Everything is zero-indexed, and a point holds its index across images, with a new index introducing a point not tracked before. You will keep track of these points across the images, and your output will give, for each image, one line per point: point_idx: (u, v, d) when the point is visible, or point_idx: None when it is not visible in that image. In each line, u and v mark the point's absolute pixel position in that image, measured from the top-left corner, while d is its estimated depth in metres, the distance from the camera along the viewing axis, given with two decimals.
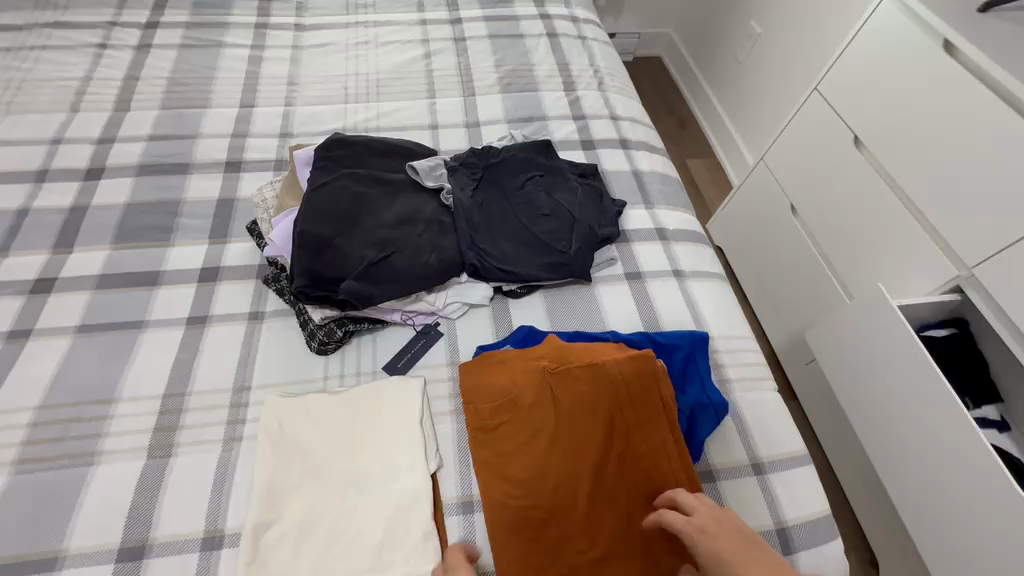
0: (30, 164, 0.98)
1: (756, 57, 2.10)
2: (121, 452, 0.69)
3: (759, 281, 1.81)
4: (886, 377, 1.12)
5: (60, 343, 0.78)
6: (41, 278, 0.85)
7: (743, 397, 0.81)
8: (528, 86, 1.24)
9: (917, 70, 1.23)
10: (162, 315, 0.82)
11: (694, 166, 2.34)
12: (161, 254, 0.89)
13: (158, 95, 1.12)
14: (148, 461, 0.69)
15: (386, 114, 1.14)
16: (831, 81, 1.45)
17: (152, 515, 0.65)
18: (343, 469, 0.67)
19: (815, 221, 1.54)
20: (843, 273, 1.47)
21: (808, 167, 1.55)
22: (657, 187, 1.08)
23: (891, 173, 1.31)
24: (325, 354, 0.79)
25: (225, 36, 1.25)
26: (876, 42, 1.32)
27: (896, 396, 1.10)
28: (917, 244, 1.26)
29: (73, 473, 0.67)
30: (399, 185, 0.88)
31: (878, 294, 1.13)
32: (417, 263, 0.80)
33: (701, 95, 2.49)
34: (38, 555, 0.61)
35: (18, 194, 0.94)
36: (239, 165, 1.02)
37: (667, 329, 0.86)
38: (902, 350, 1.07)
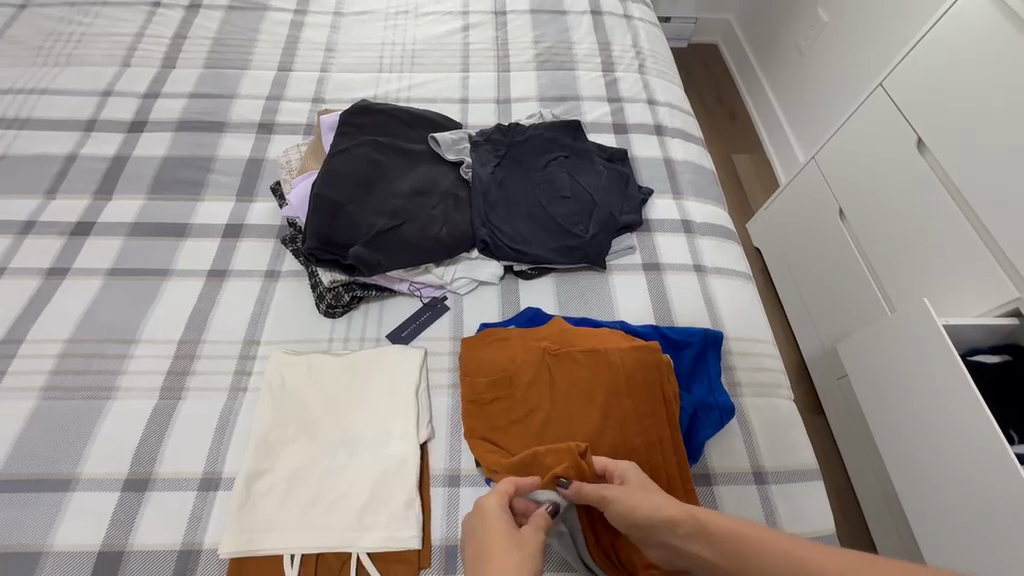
0: (81, 114, 1.04)
1: (819, 49, 1.96)
2: (136, 390, 0.73)
3: (796, 288, 1.72)
4: (920, 399, 1.04)
5: (92, 283, 0.83)
6: (81, 222, 0.90)
7: (753, 402, 0.78)
8: (565, 64, 1.20)
9: (1000, 69, 1.11)
10: (186, 266, 0.85)
11: (740, 163, 2.23)
12: (190, 207, 0.92)
13: (202, 55, 1.15)
14: (159, 402, 0.72)
15: (418, 85, 1.14)
16: (898, 77, 1.34)
17: (158, 452, 0.68)
18: (335, 429, 0.69)
19: (863, 229, 1.44)
20: (887, 287, 1.37)
21: (861, 170, 1.45)
22: (689, 177, 1.03)
23: (953, 181, 1.20)
24: (333, 316, 0.80)
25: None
26: (956, 36, 1.20)
27: (935, 411, 1.01)
28: (976, 260, 1.15)
29: (92, 405, 0.72)
30: (418, 156, 0.88)
31: (920, 311, 1.05)
32: (427, 235, 0.79)
33: (756, 88, 2.36)
34: (54, 476, 0.66)
35: (69, 142, 1.00)
36: (271, 127, 1.04)
37: (680, 324, 0.83)
38: (941, 373, 0.99)
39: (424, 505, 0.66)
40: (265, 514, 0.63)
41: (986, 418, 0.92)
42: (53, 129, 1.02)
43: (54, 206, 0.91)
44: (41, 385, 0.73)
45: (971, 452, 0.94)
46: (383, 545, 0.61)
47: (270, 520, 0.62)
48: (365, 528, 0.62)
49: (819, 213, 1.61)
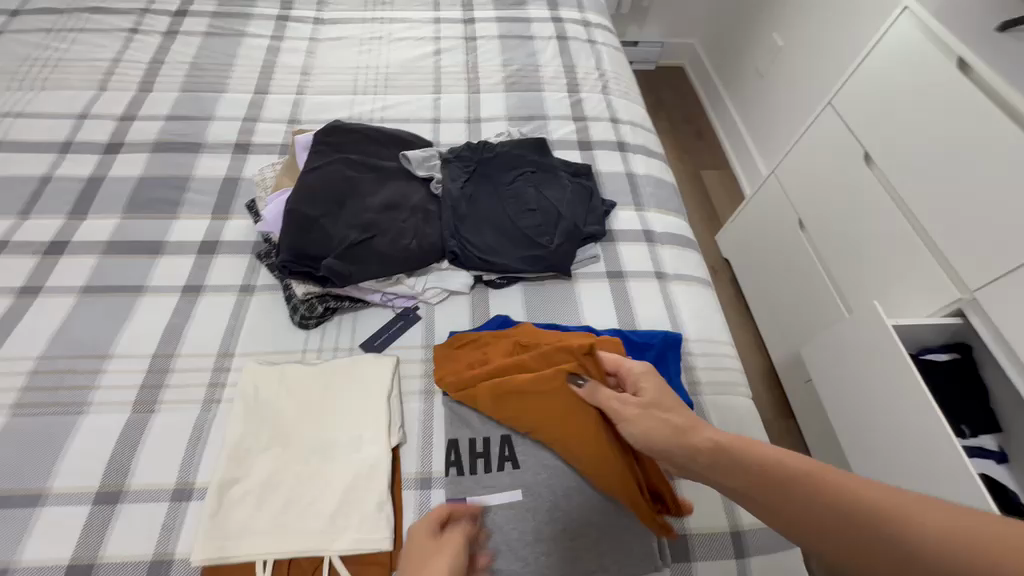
0: (57, 136, 1.06)
1: (777, 71, 2.08)
2: (108, 404, 0.74)
3: (763, 296, 1.79)
4: (875, 396, 1.10)
5: (65, 301, 0.84)
6: (55, 241, 0.91)
7: (712, 399, 0.82)
8: (532, 86, 1.26)
9: (931, 88, 1.21)
10: (160, 282, 0.87)
11: (707, 179, 2.32)
12: (166, 225, 0.94)
13: (179, 78, 1.18)
14: (131, 415, 0.73)
15: (392, 106, 1.18)
16: (844, 97, 1.44)
17: (130, 464, 0.69)
18: (308, 436, 0.70)
19: (820, 238, 1.52)
20: (845, 291, 1.45)
21: (817, 183, 1.54)
22: (650, 190, 1.09)
23: (898, 192, 1.28)
24: (307, 328, 0.82)
25: (248, 26, 1.31)
26: (892, 59, 1.30)
27: (888, 407, 1.07)
28: (921, 264, 1.23)
29: (63, 420, 0.72)
30: (390, 172, 0.92)
31: (870, 312, 1.11)
32: (398, 247, 0.83)
33: (720, 107, 2.48)
34: (23, 492, 0.66)
35: (44, 163, 1.01)
36: (247, 147, 1.08)
37: (642, 328, 0.87)
38: (891, 370, 1.05)
39: (396, 508, 0.67)
40: (237, 521, 0.64)
41: (933, 411, 0.98)
42: (28, 152, 1.03)
43: (28, 226, 0.92)
44: (11, 402, 0.73)
45: (924, 445, 0.99)
46: (355, 548, 0.63)
47: (243, 527, 0.63)
48: (337, 531, 0.64)
49: (781, 224, 1.69)
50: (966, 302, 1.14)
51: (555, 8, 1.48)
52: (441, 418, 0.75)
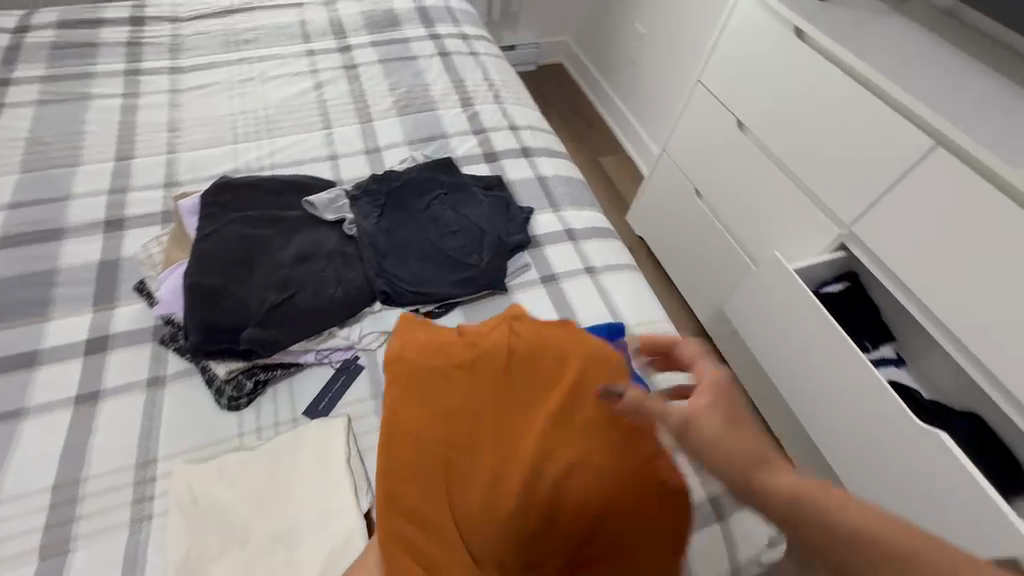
0: None
1: (644, 57, 2.23)
2: (6, 560, 0.62)
3: (679, 265, 1.92)
4: (795, 337, 1.21)
5: None
6: None
7: (666, 377, 0.85)
8: (425, 106, 1.24)
9: (778, 56, 1.36)
10: (44, 398, 0.74)
11: (607, 165, 2.44)
12: (36, 331, 0.81)
13: (17, 158, 1.02)
14: (41, 565, 0.62)
15: (281, 149, 1.11)
16: (711, 73, 1.58)
17: None
18: (266, 528, 0.64)
19: (718, 203, 1.66)
20: (749, 247, 1.59)
21: (703, 154, 1.67)
22: (563, 189, 1.12)
23: (772, 151, 1.43)
24: (238, 409, 0.74)
25: (92, 87, 1.16)
26: (742, 35, 1.45)
27: (806, 343, 1.19)
28: (804, 210, 1.38)
29: None
30: (296, 222, 0.86)
31: (775, 263, 1.22)
32: (322, 299, 0.77)
33: (604, 96, 2.61)
34: None
35: None
36: (121, 222, 0.95)
37: (586, 324, 0.89)
38: (803, 311, 1.17)
39: None
40: None
41: (844, 339, 1.10)
42: None
43: None
44: None
45: (844, 371, 1.11)
46: None
47: None
48: None
49: (681, 196, 1.82)
50: (846, 237, 1.30)
51: (430, 25, 1.48)
52: None
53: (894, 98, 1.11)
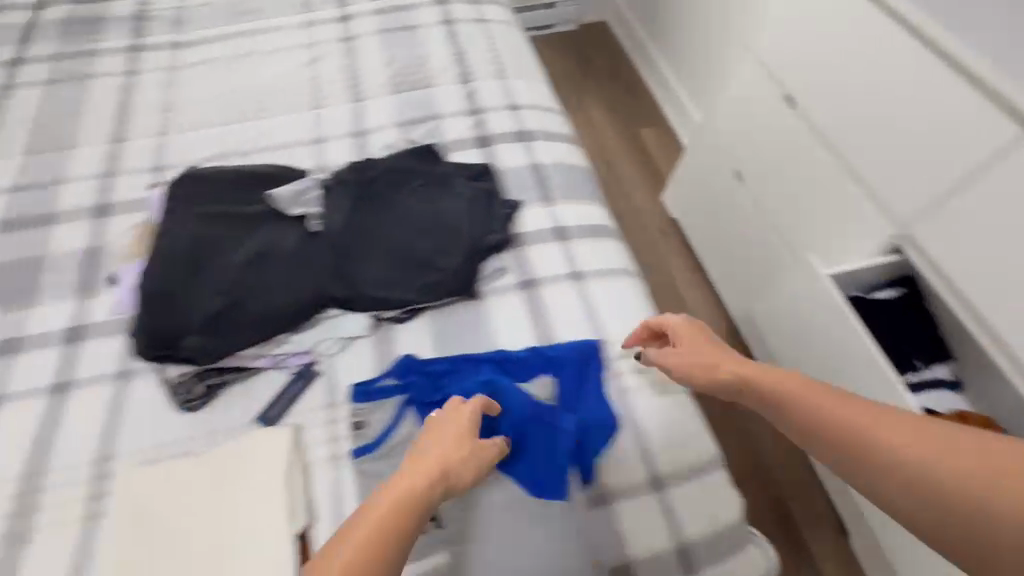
0: None
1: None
2: None
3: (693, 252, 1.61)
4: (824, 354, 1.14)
5: None
6: None
7: (645, 408, 0.75)
8: (421, 83, 1.14)
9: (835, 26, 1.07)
10: (38, 337, 0.82)
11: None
12: (35, 280, 0.88)
13: (22, 141, 1.05)
14: (19, 504, 0.68)
15: (270, 132, 1.07)
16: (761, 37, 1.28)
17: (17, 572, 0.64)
18: (204, 546, 0.65)
19: (760, 186, 1.35)
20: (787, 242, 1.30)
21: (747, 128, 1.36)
22: (559, 180, 1.01)
23: (823, 136, 1.16)
24: (195, 410, 0.74)
25: (102, 42, 1.21)
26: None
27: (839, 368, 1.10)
28: (858, 208, 1.12)
29: None
30: (256, 218, 0.80)
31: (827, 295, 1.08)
32: (273, 306, 0.73)
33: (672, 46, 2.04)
34: None
35: None
36: (116, 176, 1.00)
37: (559, 338, 0.80)
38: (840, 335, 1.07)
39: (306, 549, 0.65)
40: None
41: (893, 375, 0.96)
42: None
43: None
44: None
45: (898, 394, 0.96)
46: None
47: None
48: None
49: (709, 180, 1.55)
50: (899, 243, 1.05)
51: None
52: (350, 491, 0.69)
53: (975, 72, 0.86)
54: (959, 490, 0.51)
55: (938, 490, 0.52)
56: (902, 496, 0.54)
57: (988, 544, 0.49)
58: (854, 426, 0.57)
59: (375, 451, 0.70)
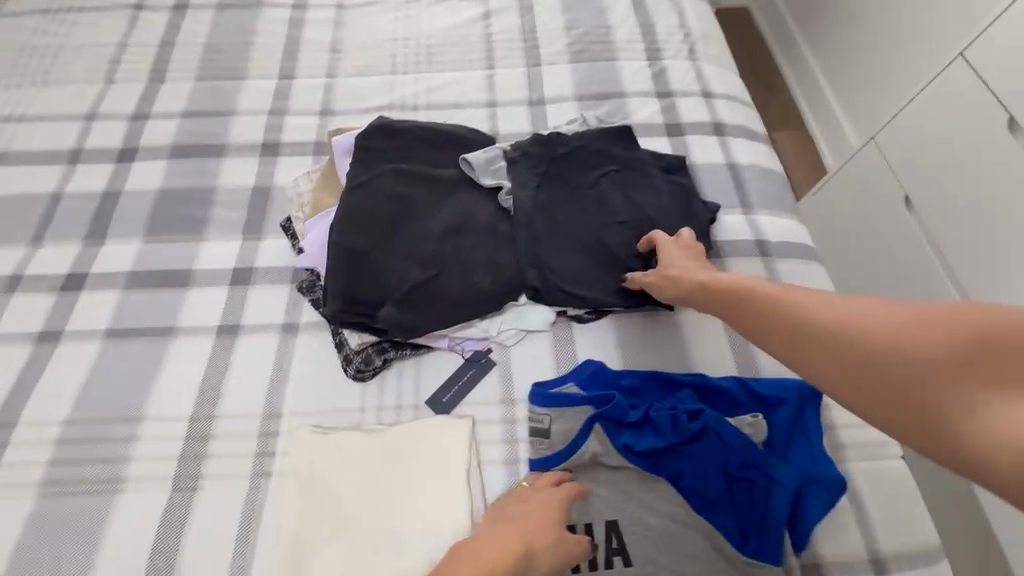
0: (79, 108, 0.97)
1: None
2: (158, 435, 0.66)
3: None
4: None
5: (111, 298, 0.77)
6: (99, 233, 0.84)
7: (863, 470, 0.64)
8: (603, 54, 1.03)
9: None
10: (206, 274, 0.79)
11: (825, 109, 1.65)
12: (204, 211, 0.85)
13: (193, 65, 1.02)
14: (184, 448, 0.66)
15: (439, 88, 0.99)
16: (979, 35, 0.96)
17: (184, 519, 0.62)
18: (377, 532, 0.60)
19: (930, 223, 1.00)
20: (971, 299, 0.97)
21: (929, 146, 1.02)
22: (758, 186, 0.89)
23: None
24: (363, 380, 0.69)
25: None
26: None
27: None
28: None
29: (121, 428, 0.67)
30: (449, 184, 0.74)
31: None
32: (466, 285, 0.68)
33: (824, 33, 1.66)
34: (124, 492, 0.63)
35: (71, 135, 0.94)
36: (284, 115, 0.95)
37: (764, 371, 0.70)
38: None
39: None
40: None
41: None
42: (46, 136, 0.94)
43: (65, 209, 0.86)
44: (65, 417, 0.68)
45: None
46: None
47: None
48: None
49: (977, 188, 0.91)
50: None
51: None
52: None
53: None
54: (884, 345, 0.44)
55: (899, 371, 0.43)
56: (850, 379, 0.46)
57: (930, 438, 0.41)
58: (798, 313, 0.50)
59: (555, 463, 0.63)
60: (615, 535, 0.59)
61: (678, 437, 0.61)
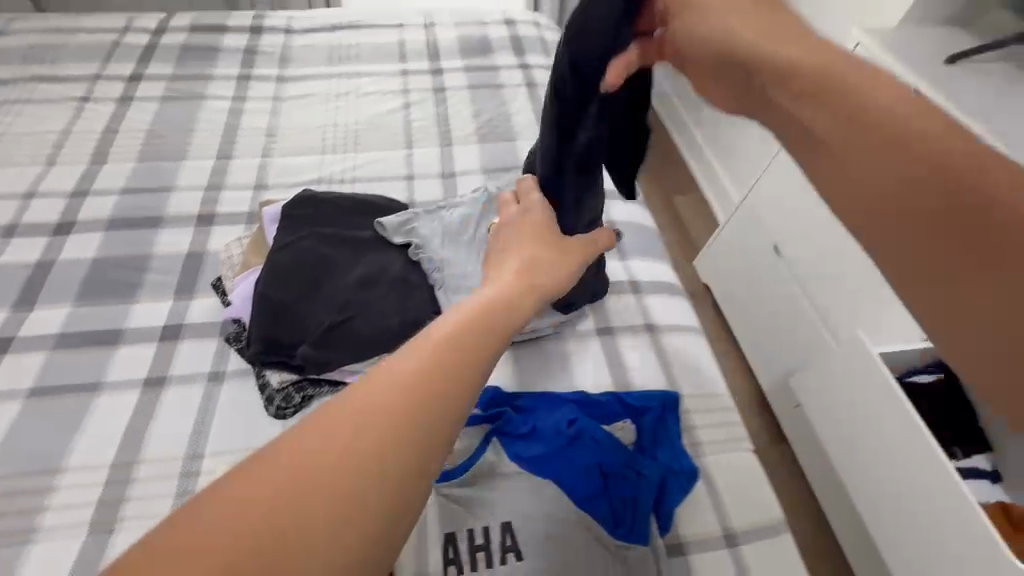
0: (17, 187, 1.04)
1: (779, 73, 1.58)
2: (78, 484, 0.70)
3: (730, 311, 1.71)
4: (868, 438, 1.16)
5: (36, 359, 0.81)
6: (29, 300, 0.89)
7: (716, 462, 0.78)
8: (505, 136, 1.24)
9: None
10: (136, 331, 0.85)
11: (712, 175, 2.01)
12: (138, 275, 0.92)
13: (135, 148, 1.13)
14: (103, 495, 0.69)
15: (364, 165, 1.15)
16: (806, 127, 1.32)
17: (98, 563, 0.64)
18: None
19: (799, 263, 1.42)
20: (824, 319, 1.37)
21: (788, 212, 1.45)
22: (633, 238, 1.07)
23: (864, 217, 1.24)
24: (283, 419, 0.75)
25: (214, 68, 1.32)
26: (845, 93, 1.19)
27: (880, 452, 1.13)
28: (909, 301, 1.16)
29: (38, 480, 0.70)
30: (366, 244, 0.86)
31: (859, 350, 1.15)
32: (378, 326, 0.77)
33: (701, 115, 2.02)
34: (37, 542, 0.65)
35: (7, 212, 1.00)
36: (219, 189, 1.06)
37: (636, 387, 0.84)
38: (887, 417, 1.10)
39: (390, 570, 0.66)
40: None
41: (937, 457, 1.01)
42: None
43: None
44: None
45: (939, 473, 0.99)
46: None
47: None
48: None
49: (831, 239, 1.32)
50: None
51: (523, 54, 1.47)
52: (434, 513, 0.70)
53: None
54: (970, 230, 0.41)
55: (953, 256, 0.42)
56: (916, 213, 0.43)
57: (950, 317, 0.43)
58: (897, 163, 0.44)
59: (456, 476, 0.72)
60: (509, 535, 0.67)
61: (561, 442, 0.73)
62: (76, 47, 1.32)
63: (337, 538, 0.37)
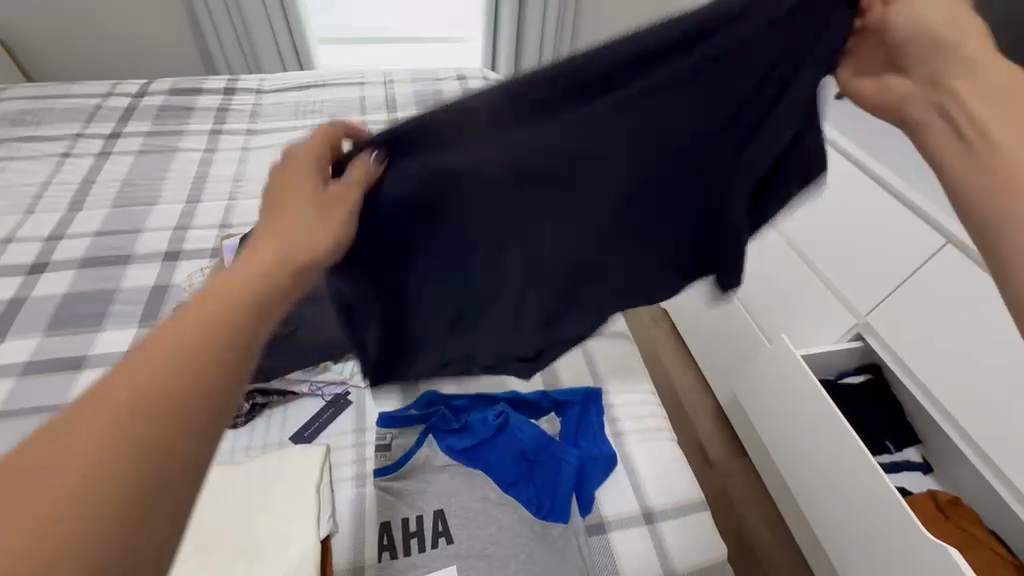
0: None
1: None
2: None
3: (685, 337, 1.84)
4: (801, 435, 1.23)
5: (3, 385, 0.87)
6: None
7: (638, 448, 0.85)
8: None
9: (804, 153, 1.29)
10: (100, 357, 0.92)
11: None
12: (105, 307, 1.00)
13: (109, 196, 1.23)
14: None
15: None
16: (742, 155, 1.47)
17: None
18: (230, 547, 0.67)
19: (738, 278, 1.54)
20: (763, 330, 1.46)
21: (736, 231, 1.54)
22: None
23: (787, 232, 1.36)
24: (234, 427, 0.82)
25: (188, 124, 1.45)
26: None
27: (811, 446, 1.20)
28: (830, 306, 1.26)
29: None
30: None
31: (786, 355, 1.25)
32: (320, 337, 0.86)
33: None
34: None
35: None
36: (186, 229, 1.16)
37: (565, 385, 0.92)
38: (812, 411, 1.18)
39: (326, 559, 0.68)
40: None
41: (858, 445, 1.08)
42: None
43: None
44: None
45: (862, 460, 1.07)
46: None
47: None
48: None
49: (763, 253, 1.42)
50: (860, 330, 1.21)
51: None
52: (372, 505, 0.75)
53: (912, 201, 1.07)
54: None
55: None
56: None
57: None
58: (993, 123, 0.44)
59: (389, 472, 0.77)
60: (440, 520, 0.72)
61: (488, 433, 0.79)
62: (60, 111, 1.45)
63: (155, 485, 0.31)
